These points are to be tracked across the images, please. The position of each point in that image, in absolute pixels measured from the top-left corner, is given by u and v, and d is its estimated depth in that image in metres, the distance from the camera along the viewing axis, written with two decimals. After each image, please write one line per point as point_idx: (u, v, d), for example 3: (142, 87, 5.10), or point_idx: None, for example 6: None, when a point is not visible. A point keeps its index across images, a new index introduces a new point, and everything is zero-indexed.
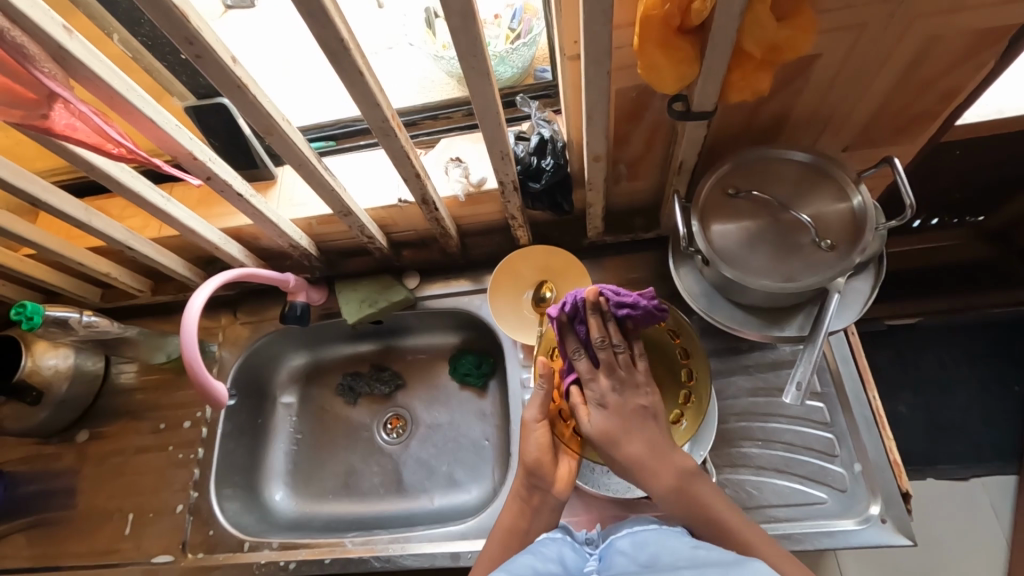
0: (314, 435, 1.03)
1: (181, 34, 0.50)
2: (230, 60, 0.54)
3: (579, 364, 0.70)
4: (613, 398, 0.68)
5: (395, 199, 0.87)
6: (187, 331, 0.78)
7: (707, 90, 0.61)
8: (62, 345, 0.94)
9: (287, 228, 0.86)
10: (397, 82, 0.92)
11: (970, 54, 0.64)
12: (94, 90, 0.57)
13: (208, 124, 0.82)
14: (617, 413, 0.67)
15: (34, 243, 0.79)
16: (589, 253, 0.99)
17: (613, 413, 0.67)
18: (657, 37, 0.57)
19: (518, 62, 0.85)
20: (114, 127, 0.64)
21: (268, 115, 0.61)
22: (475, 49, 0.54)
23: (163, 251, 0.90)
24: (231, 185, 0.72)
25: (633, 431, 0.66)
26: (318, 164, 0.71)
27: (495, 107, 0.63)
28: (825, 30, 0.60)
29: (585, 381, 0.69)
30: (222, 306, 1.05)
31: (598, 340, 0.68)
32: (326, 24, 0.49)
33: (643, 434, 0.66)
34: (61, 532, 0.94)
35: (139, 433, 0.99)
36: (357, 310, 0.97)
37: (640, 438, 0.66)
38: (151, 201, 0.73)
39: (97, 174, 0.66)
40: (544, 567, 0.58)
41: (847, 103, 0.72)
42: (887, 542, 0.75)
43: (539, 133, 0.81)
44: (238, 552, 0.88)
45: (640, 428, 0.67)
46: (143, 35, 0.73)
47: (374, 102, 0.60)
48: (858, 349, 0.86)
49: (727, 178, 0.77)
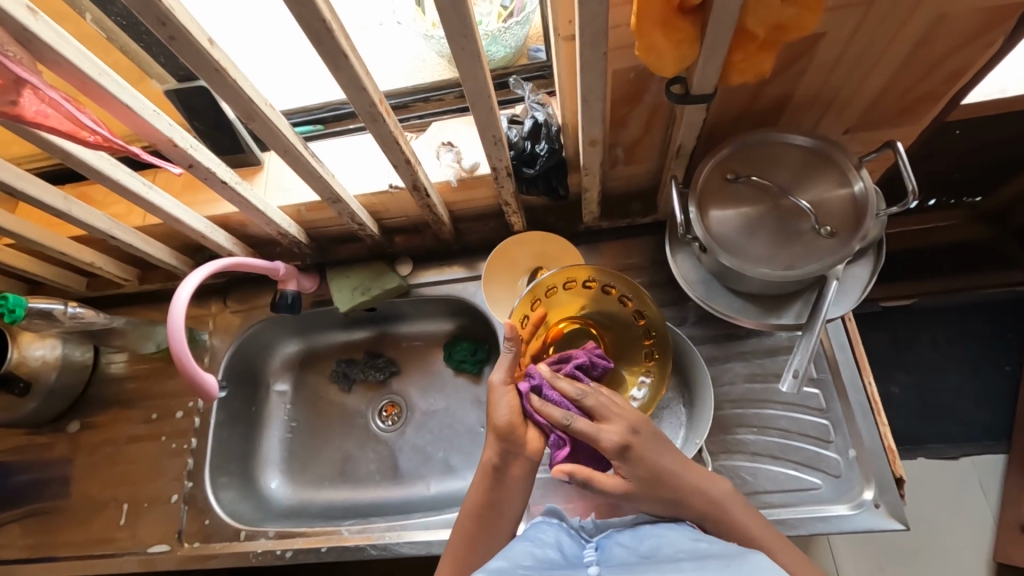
0: (309, 423, 1.03)
1: (153, 14, 0.47)
2: (207, 43, 0.52)
3: (576, 426, 0.60)
4: (633, 435, 0.62)
5: (386, 184, 0.85)
6: (174, 321, 0.76)
7: (707, 72, 0.59)
8: (48, 335, 0.92)
9: (275, 215, 0.84)
10: (386, 63, 0.89)
11: (978, 33, 0.62)
12: (64, 74, 0.54)
13: (191, 108, 0.79)
14: (647, 445, 0.63)
15: (14, 234, 0.77)
16: (584, 238, 0.98)
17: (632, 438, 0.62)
18: (656, 17, 0.54)
19: (510, 41, 0.83)
20: (87, 114, 0.61)
21: (250, 99, 0.58)
22: (465, 31, 0.51)
23: (148, 240, 0.88)
24: (214, 172, 0.70)
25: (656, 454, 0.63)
26: (304, 150, 0.68)
27: (487, 90, 0.61)
28: (830, 8, 0.57)
29: (593, 439, 0.60)
30: (211, 294, 1.03)
31: (575, 395, 0.63)
32: (307, 4, 0.46)
33: (668, 451, 0.65)
34: (55, 522, 0.93)
35: (130, 422, 0.98)
36: (349, 298, 0.95)
37: (663, 459, 0.63)
38: (133, 189, 0.71)
39: (74, 162, 0.64)
40: (543, 554, 0.59)
41: (850, 85, 0.70)
42: (880, 527, 0.75)
43: (532, 116, 0.79)
44: (234, 541, 0.87)
45: (663, 447, 0.65)
46: (118, 15, 0.69)
47: (360, 86, 0.57)
48: (855, 335, 0.85)
49: (727, 162, 0.75)
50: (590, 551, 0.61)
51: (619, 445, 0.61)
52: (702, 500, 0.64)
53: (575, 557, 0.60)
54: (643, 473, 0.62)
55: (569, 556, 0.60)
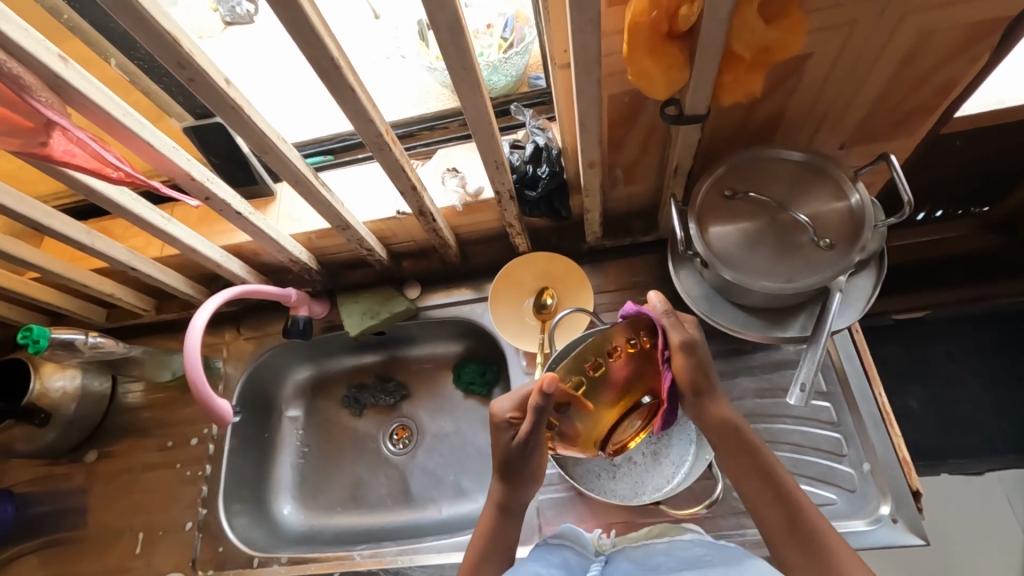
0: (321, 448, 1.04)
1: (173, 58, 0.50)
2: (223, 82, 0.55)
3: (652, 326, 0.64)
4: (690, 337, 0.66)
5: (393, 211, 0.87)
6: (191, 349, 0.79)
7: (699, 93, 0.61)
8: (69, 366, 0.94)
9: (287, 243, 0.87)
10: (392, 94, 0.93)
11: (960, 48, 0.63)
12: (90, 117, 0.57)
13: (206, 144, 0.83)
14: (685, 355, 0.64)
15: (39, 267, 0.80)
16: (588, 257, 0.99)
17: (705, 320, 0.66)
18: (645, 43, 0.56)
19: (511, 70, 0.85)
20: (112, 152, 0.64)
21: (263, 133, 0.61)
22: (465, 63, 0.54)
23: (166, 270, 0.91)
24: (229, 203, 0.73)
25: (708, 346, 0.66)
26: (315, 180, 0.71)
27: (488, 117, 0.64)
28: (815, 29, 0.59)
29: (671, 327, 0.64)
30: (226, 323, 1.06)
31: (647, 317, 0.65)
32: (315, 43, 0.49)
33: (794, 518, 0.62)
34: (73, 552, 0.95)
35: (147, 451, 1.00)
36: (358, 323, 0.97)
37: (705, 352, 0.66)
38: (153, 222, 0.74)
39: (97, 198, 0.67)
40: (548, 572, 0.60)
41: (841, 101, 0.72)
42: (899, 542, 0.74)
43: (533, 141, 0.82)
44: (248, 568, 0.88)
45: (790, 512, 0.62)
46: (139, 59, 0.74)
47: (366, 118, 0.60)
48: (863, 346, 0.85)
49: (724, 179, 0.77)
50: (595, 566, 0.63)
51: (687, 341, 0.63)
52: (773, 502, 0.63)
53: None
54: (700, 361, 0.64)
55: None
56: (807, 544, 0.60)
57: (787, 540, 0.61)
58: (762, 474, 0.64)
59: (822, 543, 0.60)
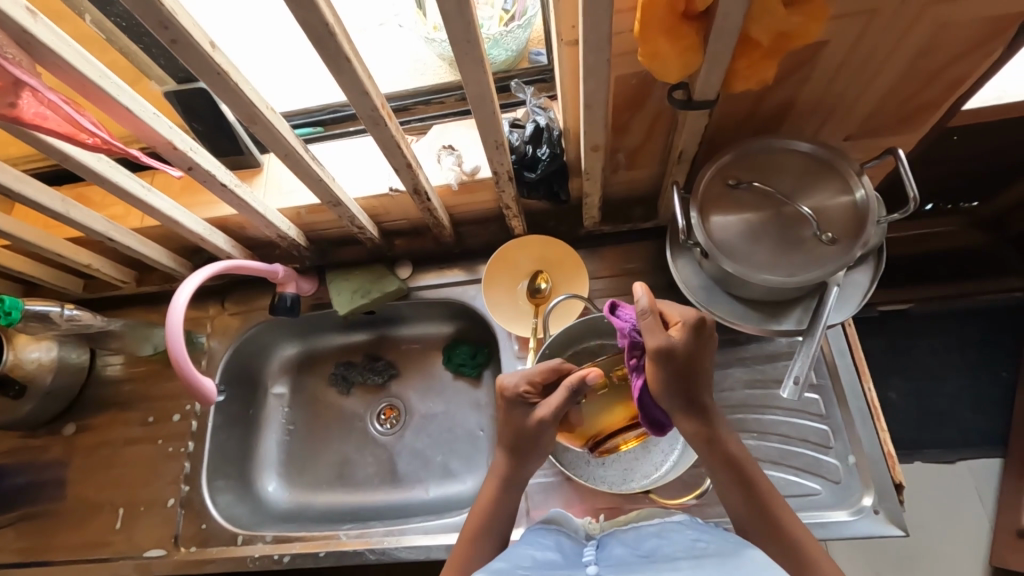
0: (307, 426, 1.02)
1: (154, 17, 0.46)
2: (209, 46, 0.51)
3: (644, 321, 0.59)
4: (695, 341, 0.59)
5: (386, 188, 0.84)
6: (174, 325, 0.76)
7: (710, 79, 0.59)
8: (45, 337, 0.91)
9: (274, 218, 0.83)
10: (387, 65, 0.89)
11: (977, 42, 0.62)
12: (64, 77, 0.53)
13: (189, 110, 0.79)
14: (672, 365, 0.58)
15: (11, 235, 0.76)
16: (584, 242, 0.98)
17: (691, 326, 0.59)
18: (660, 23, 0.54)
19: (512, 44, 0.82)
20: (87, 117, 0.60)
21: (251, 103, 0.58)
22: (469, 37, 0.51)
23: (146, 242, 0.88)
24: (214, 175, 0.69)
25: (697, 352, 0.60)
26: (305, 153, 0.68)
27: (490, 95, 0.61)
28: (834, 16, 0.57)
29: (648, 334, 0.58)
30: (210, 296, 1.03)
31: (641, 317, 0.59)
32: (311, 9, 0.46)
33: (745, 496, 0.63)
34: (51, 525, 0.93)
35: (128, 425, 0.97)
36: (348, 300, 0.95)
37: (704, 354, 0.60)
38: (133, 191, 0.70)
39: (72, 164, 0.63)
40: (543, 555, 0.59)
41: (851, 92, 0.70)
42: (880, 533, 0.76)
43: (534, 121, 0.79)
44: (231, 546, 0.87)
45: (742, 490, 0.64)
46: (117, 16, 0.69)
47: (362, 90, 0.57)
48: (855, 341, 0.85)
49: (728, 168, 0.75)
50: (590, 550, 0.62)
51: (664, 349, 0.57)
52: (741, 497, 0.64)
53: (574, 557, 0.61)
54: (680, 369, 0.58)
55: (568, 556, 0.61)
56: (775, 534, 0.62)
57: (760, 529, 0.62)
58: (734, 472, 0.64)
59: (786, 537, 0.61)
